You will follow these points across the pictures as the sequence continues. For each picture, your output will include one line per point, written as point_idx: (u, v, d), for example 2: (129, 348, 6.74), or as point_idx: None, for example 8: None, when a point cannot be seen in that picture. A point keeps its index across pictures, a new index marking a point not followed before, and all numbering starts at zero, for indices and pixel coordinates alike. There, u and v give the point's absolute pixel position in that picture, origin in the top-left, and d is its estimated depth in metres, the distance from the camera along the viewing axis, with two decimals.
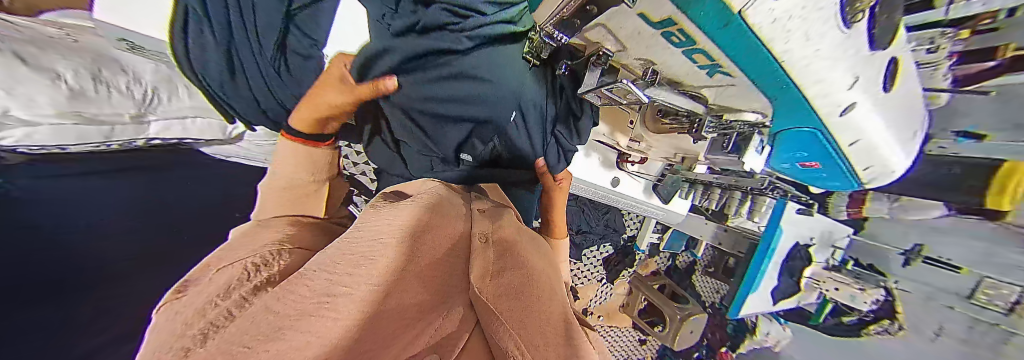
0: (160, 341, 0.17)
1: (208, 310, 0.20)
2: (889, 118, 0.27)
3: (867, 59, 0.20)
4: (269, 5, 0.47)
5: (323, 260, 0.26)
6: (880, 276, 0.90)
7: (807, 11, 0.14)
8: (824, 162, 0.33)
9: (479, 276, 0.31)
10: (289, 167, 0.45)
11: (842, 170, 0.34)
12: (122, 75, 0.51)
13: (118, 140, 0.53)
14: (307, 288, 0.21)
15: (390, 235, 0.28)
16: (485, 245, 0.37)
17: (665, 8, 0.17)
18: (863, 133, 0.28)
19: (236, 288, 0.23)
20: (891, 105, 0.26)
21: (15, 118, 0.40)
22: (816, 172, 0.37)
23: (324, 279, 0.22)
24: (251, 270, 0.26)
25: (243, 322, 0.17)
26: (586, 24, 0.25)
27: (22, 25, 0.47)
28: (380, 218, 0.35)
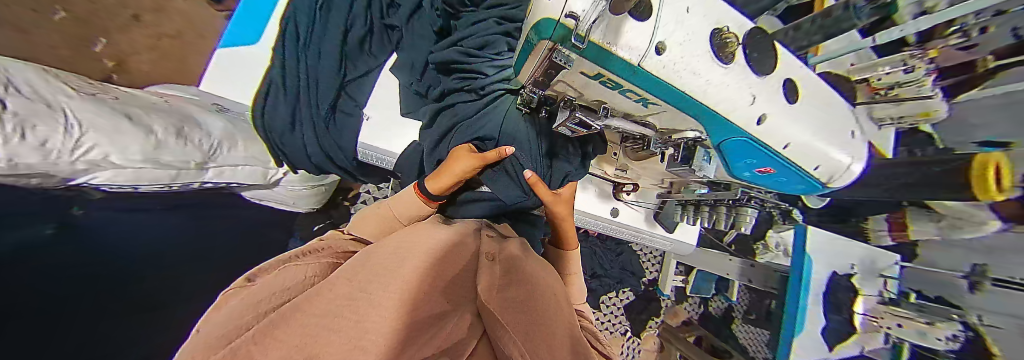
0: (208, 337, 0.19)
1: (247, 313, 0.23)
2: (831, 123, 0.27)
3: (758, 82, 0.22)
4: (327, 77, 0.62)
5: (342, 273, 0.29)
6: (954, 309, 0.73)
7: (683, 58, 0.20)
8: (783, 177, 0.29)
9: (487, 288, 0.32)
10: (377, 209, 0.54)
11: (814, 187, 0.30)
12: (198, 131, 0.63)
13: (179, 182, 0.60)
14: (329, 294, 0.24)
15: (407, 261, 0.31)
16: (491, 264, 0.39)
17: (593, 66, 0.21)
18: (825, 159, 0.27)
19: (268, 300, 0.26)
20: (815, 116, 0.26)
21: (111, 161, 0.46)
22: (787, 187, 0.32)
23: (348, 285, 0.26)
24: (293, 278, 0.31)
25: (276, 320, 0.20)
26: (550, 83, 0.29)
27: (134, 95, 0.61)
28: (392, 240, 0.39)
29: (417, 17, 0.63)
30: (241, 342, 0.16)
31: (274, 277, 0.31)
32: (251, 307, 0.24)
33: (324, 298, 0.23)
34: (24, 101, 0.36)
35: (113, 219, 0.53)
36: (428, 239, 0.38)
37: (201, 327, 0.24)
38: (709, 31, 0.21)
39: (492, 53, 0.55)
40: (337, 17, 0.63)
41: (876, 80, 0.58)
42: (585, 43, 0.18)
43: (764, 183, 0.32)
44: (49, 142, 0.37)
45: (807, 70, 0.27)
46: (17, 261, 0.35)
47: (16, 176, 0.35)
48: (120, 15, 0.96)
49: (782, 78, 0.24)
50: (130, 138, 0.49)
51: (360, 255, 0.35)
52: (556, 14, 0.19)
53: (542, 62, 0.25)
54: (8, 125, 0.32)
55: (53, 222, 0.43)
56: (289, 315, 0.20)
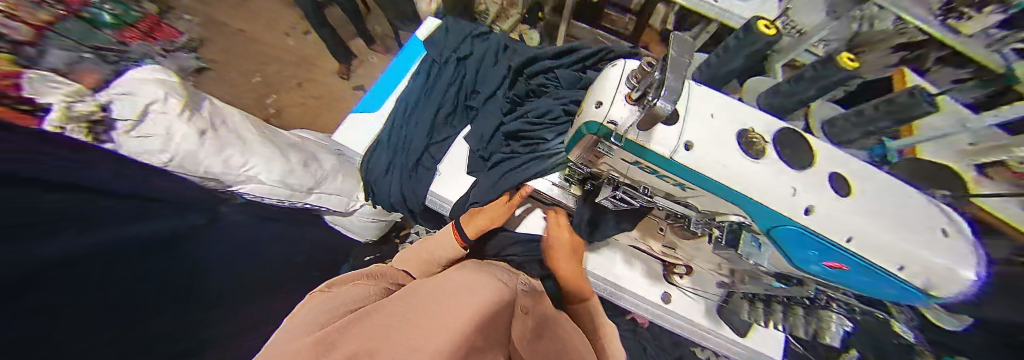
0: (314, 323, 0.28)
1: (337, 311, 0.31)
2: (906, 218, 0.23)
3: (794, 175, 0.23)
4: (418, 141, 0.80)
5: (400, 295, 0.36)
6: None
7: (714, 155, 0.23)
8: (862, 275, 0.24)
9: (517, 338, 0.34)
10: (432, 241, 0.62)
11: (915, 296, 0.24)
12: (315, 164, 0.87)
13: (294, 200, 0.83)
14: (388, 310, 0.31)
15: (453, 295, 0.36)
16: (524, 317, 0.40)
17: (632, 155, 0.26)
18: (912, 258, 0.22)
19: (352, 303, 0.34)
20: (875, 207, 0.23)
21: (257, 179, 0.73)
22: (872, 289, 0.26)
23: (396, 306, 0.32)
24: (366, 290, 0.39)
25: (352, 321, 0.27)
26: (594, 163, 0.34)
27: (283, 135, 0.90)
28: (439, 279, 0.43)
29: (492, 101, 0.81)
30: (324, 335, 0.24)
31: (341, 291, 0.37)
32: (342, 305, 0.33)
33: (385, 311, 0.30)
34: (221, 134, 0.70)
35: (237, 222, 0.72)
36: (465, 281, 0.41)
37: (300, 314, 0.32)
38: (736, 131, 0.24)
39: (550, 121, 0.70)
40: (433, 100, 0.84)
41: (1017, 163, 0.50)
42: (621, 140, 0.25)
43: (842, 282, 0.27)
44: (229, 158, 0.68)
45: (852, 161, 0.26)
46: (137, 256, 0.43)
47: (205, 178, 0.64)
48: (289, 84, 1.60)
49: (824, 173, 0.24)
50: (275, 164, 0.77)
51: (410, 286, 0.40)
52: (600, 119, 0.25)
53: (587, 147, 0.32)
54: (206, 148, 0.64)
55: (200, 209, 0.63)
56: (361, 319, 0.28)
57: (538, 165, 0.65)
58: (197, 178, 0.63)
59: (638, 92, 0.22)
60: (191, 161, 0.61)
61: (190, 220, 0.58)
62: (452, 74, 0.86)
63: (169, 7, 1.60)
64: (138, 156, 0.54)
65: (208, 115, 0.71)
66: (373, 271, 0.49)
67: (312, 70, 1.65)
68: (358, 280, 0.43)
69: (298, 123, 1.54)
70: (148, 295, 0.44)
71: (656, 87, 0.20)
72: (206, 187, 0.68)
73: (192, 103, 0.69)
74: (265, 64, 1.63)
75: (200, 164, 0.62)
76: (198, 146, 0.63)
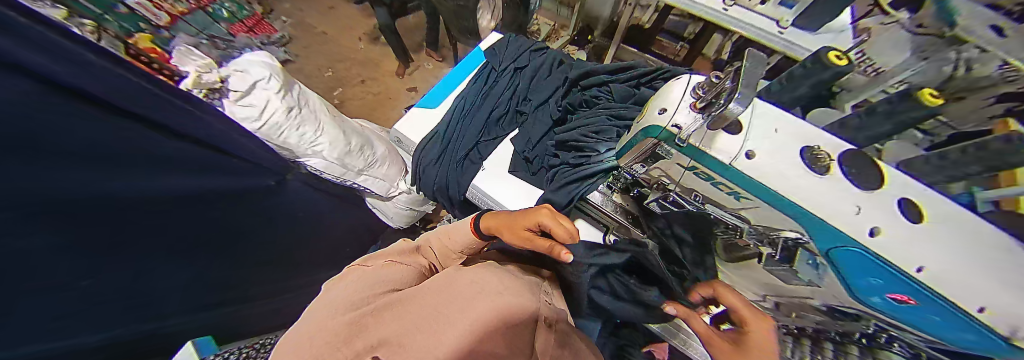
0: (356, 297, 0.40)
1: (374, 292, 0.41)
2: (986, 258, 0.22)
3: (859, 195, 0.23)
4: (467, 136, 0.85)
5: (425, 285, 0.43)
6: None
7: (776, 167, 0.24)
8: (934, 312, 0.23)
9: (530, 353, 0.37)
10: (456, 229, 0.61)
11: (995, 343, 0.21)
12: (371, 151, 0.97)
13: (344, 177, 0.94)
14: (407, 304, 0.39)
15: (469, 302, 0.39)
16: (546, 330, 0.42)
17: (688, 159, 0.28)
18: (986, 298, 0.20)
19: (386, 284, 0.43)
20: (952, 240, 0.22)
21: (321, 154, 0.85)
22: (946, 330, 0.24)
23: (419, 300, 0.40)
24: (401, 270, 0.48)
25: (375, 309, 0.38)
26: (647, 167, 0.36)
27: (351, 123, 1.03)
28: (471, 273, 0.46)
29: (543, 108, 0.86)
30: (354, 320, 0.35)
31: (376, 269, 0.46)
32: (376, 284, 0.43)
33: (404, 306, 0.39)
34: (306, 113, 0.80)
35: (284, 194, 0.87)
36: (488, 281, 0.45)
37: (354, 278, 0.44)
38: (799, 147, 0.25)
39: (606, 137, 0.69)
40: (488, 102, 0.89)
41: None
42: (685, 142, 0.26)
43: (907, 315, 0.25)
44: (304, 135, 0.79)
45: (929, 194, 0.25)
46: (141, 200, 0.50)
47: (283, 147, 0.79)
48: (355, 81, 1.83)
49: (891, 199, 0.24)
50: (338, 144, 0.86)
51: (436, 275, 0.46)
52: (664, 123, 0.28)
53: (643, 152, 0.33)
54: (291, 121, 0.75)
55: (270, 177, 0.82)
56: (381, 309, 0.38)
57: (587, 172, 0.65)
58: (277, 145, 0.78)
59: (704, 100, 0.24)
60: (276, 131, 0.74)
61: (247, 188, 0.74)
62: (508, 82, 0.92)
63: (275, 11, 1.95)
64: (242, 121, 0.70)
65: (298, 95, 0.81)
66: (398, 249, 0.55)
67: (378, 73, 1.87)
68: (397, 257, 0.51)
69: (357, 113, 1.75)
70: (169, 247, 0.59)
71: (727, 93, 0.21)
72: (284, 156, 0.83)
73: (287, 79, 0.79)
74: (338, 62, 1.89)
75: (281, 133, 0.75)
76: (285, 119, 0.74)
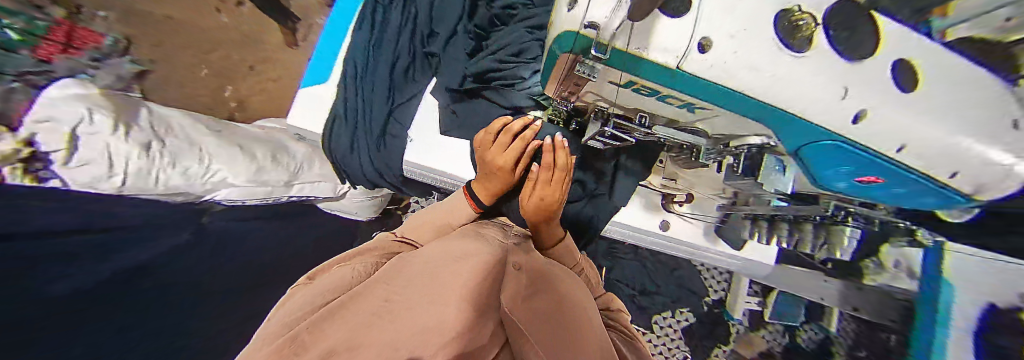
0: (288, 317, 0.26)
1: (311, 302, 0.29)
2: (971, 101, 0.20)
3: (846, 71, 0.17)
4: (379, 107, 0.71)
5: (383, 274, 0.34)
6: None
7: (741, 52, 0.17)
8: (900, 185, 0.23)
9: (516, 296, 0.30)
10: (436, 211, 0.57)
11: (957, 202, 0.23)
12: (287, 155, 0.79)
13: (273, 197, 0.75)
14: (371, 294, 0.28)
15: (448, 274, 0.31)
16: (519, 273, 0.37)
17: (620, 73, 0.20)
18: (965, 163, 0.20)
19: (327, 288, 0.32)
20: (943, 106, 0.20)
21: (230, 183, 0.64)
22: (912, 200, 0.25)
23: (385, 287, 0.29)
24: (346, 273, 0.37)
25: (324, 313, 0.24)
26: (579, 92, 0.28)
27: (245, 129, 0.80)
28: (430, 248, 0.42)
29: (454, 41, 0.70)
30: (300, 328, 0.22)
31: (327, 275, 0.37)
32: (310, 298, 0.30)
33: (364, 298, 0.27)
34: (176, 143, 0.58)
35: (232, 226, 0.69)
36: (460, 246, 0.41)
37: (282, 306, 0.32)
38: (777, 12, 0.17)
39: (528, 59, 0.61)
40: (387, 52, 0.72)
41: None
42: (607, 51, 0.18)
43: (865, 190, 0.26)
44: (189, 169, 0.57)
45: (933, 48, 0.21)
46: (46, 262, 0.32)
47: (169, 194, 0.55)
48: None
49: (889, 61, 0.18)
50: (242, 163, 0.66)
51: (393, 262, 0.39)
52: (576, 25, 0.19)
53: (567, 76, 0.25)
54: (162, 159, 0.54)
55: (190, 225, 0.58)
56: (335, 309, 0.25)
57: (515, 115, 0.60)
58: (158, 195, 0.54)
59: None
60: (150, 178, 0.51)
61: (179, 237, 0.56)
62: (401, 18, 0.74)
63: None
64: (91, 185, 0.44)
65: (152, 124, 0.57)
66: (366, 247, 0.47)
67: None
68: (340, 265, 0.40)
69: None
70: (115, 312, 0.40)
71: None
72: (177, 203, 0.59)
73: (124, 107, 0.56)
74: None
75: (156, 179, 0.52)
76: (151, 161, 0.52)
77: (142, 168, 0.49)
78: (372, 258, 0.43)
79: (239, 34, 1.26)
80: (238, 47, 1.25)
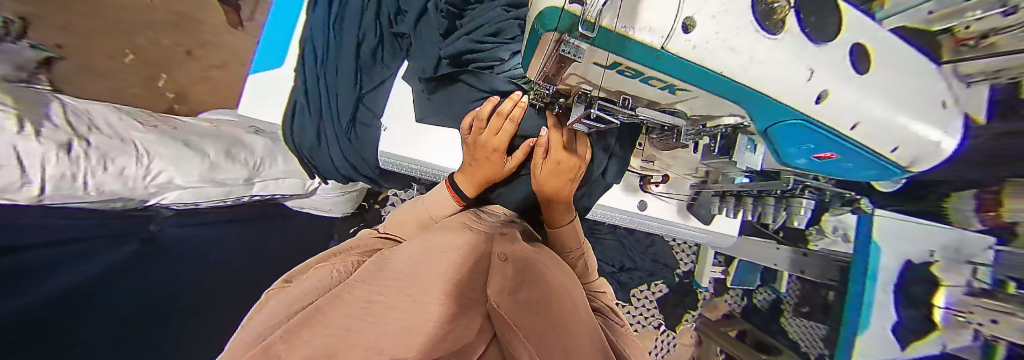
0: (260, 325, 0.25)
1: (293, 304, 0.28)
2: (915, 83, 0.22)
3: (813, 52, 0.18)
4: (347, 94, 0.66)
5: (366, 273, 0.32)
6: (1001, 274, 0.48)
7: (722, 32, 0.16)
8: (849, 161, 0.25)
9: (498, 292, 0.29)
10: (419, 206, 0.56)
11: (892, 172, 0.26)
12: (244, 151, 0.71)
13: (233, 196, 0.69)
14: (352, 295, 0.26)
15: (431, 274, 0.30)
16: (504, 264, 0.37)
17: (606, 55, 0.19)
18: (905, 137, 0.22)
19: (306, 295, 0.30)
20: (886, 85, 0.21)
21: (176, 185, 0.55)
22: (854, 174, 0.28)
23: (368, 287, 0.28)
24: (325, 273, 0.35)
25: (305, 314, 0.23)
26: (562, 76, 0.27)
27: (189, 123, 0.70)
28: (410, 245, 0.40)
29: (425, 21, 0.65)
30: (279, 330, 0.20)
31: (304, 279, 0.34)
32: (286, 305, 0.28)
33: (344, 300, 0.25)
34: (104, 138, 0.46)
35: (181, 235, 0.63)
36: (445, 240, 0.40)
37: (258, 313, 0.30)
38: None
39: (506, 37, 0.56)
40: (349, 31, 0.66)
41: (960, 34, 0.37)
42: (595, 29, 0.16)
43: (818, 169, 0.28)
44: (126, 171, 0.46)
45: (874, 28, 0.22)
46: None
47: (103, 201, 0.45)
48: None
49: (851, 43, 0.19)
50: (190, 162, 0.58)
51: (375, 259, 0.37)
52: (560, 1, 0.17)
53: (549, 57, 0.23)
54: (93, 160, 0.42)
55: (134, 239, 0.53)
56: (312, 313, 0.23)
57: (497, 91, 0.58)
58: (91, 203, 0.44)
59: None
60: (80, 183, 0.40)
61: (117, 253, 0.49)
62: None
63: None
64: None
65: (71, 117, 0.44)
66: (347, 245, 0.45)
67: None
68: (315, 267, 0.38)
69: None
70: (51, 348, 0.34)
71: None
72: (114, 212, 0.51)
73: (31, 100, 0.41)
74: None
75: (85, 184, 0.40)
76: (76, 161, 0.39)
77: (69, 170, 0.38)
78: (352, 257, 0.41)
79: (168, 12, 1.09)
80: (171, 29, 1.07)
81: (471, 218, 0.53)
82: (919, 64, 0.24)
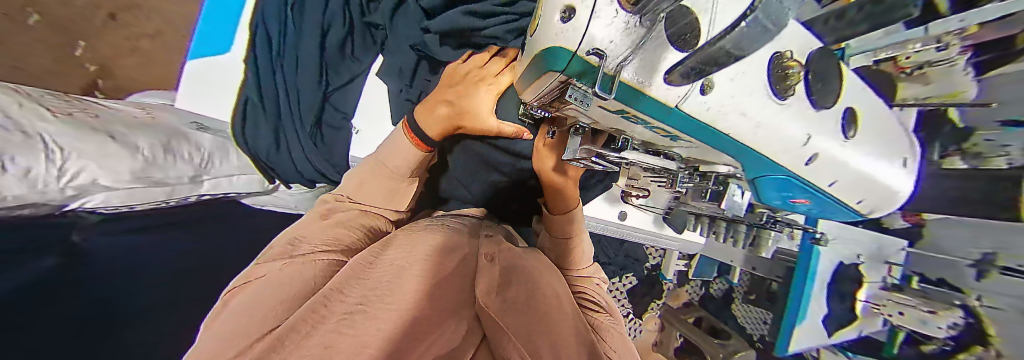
0: (214, 348, 0.22)
1: (258, 315, 0.25)
2: (887, 144, 0.24)
3: (815, 117, 0.18)
4: (310, 91, 0.61)
5: (342, 281, 0.29)
6: (954, 293, 0.50)
7: (736, 98, 0.15)
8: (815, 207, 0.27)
9: (486, 291, 0.29)
10: (385, 156, 0.51)
11: (851, 216, 0.29)
12: (186, 145, 0.62)
13: (177, 197, 0.60)
14: (330, 310, 0.24)
15: (414, 284, 0.28)
16: (490, 265, 0.36)
17: (615, 104, 0.17)
18: (869, 191, 0.24)
19: (273, 305, 0.26)
20: (866, 146, 0.22)
21: (101, 185, 0.47)
22: (821, 215, 0.30)
23: (344, 300, 0.26)
24: (295, 275, 0.32)
25: (276, 336, 0.21)
26: (558, 107, 0.25)
27: (113, 109, 0.59)
28: (396, 248, 0.38)
29: (401, 12, 0.58)
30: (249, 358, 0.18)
31: (275, 279, 0.31)
32: (252, 317, 0.25)
33: (321, 316, 0.23)
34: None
35: (114, 242, 0.55)
36: (425, 245, 0.38)
37: (210, 327, 0.27)
38: (770, 55, 0.15)
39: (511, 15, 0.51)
40: (311, 16, 0.58)
41: (903, 59, 0.35)
42: (613, 89, 0.15)
43: (791, 211, 0.29)
44: (32, 172, 0.38)
45: (862, 87, 0.23)
46: None
47: (7, 209, 0.38)
48: None
49: (843, 107, 0.20)
50: (117, 159, 0.49)
51: (355, 261, 0.34)
52: (572, 45, 0.14)
53: (547, 90, 0.21)
54: None
55: (52, 251, 0.46)
56: (285, 334, 0.21)
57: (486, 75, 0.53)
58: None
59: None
60: None
61: (33, 267, 0.43)
62: None
63: None
64: None
65: None
66: (318, 233, 0.41)
67: None
68: (283, 263, 0.34)
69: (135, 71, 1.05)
70: None
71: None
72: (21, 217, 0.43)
73: None
74: None
75: None
76: None
77: None
78: (325, 255, 0.37)
79: None
80: None
81: (441, 221, 0.51)
82: (892, 122, 0.25)
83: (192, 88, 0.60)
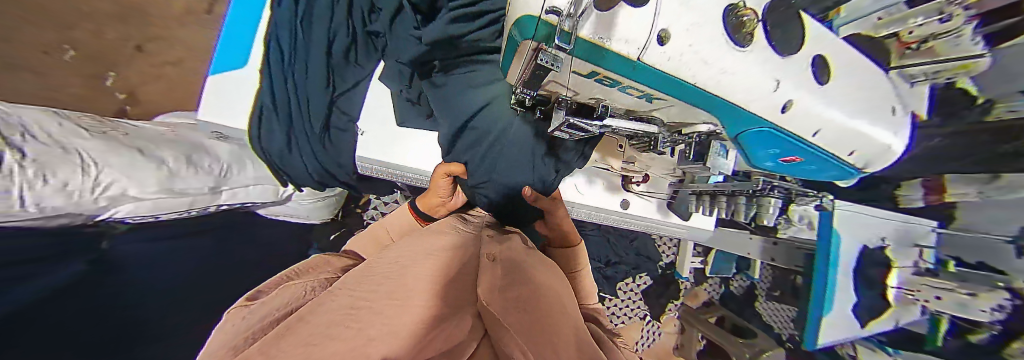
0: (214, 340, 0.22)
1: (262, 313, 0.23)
2: (869, 97, 0.25)
3: (781, 64, 0.20)
4: (320, 94, 0.65)
5: (349, 283, 0.28)
6: (997, 276, 0.62)
7: (694, 48, 0.18)
8: (812, 164, 0.27)
9: (489, 289, 0.28)
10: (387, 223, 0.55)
11: (849, 173, 0.29)
12: (207, 157, 0.66)
13: (197, 207, 0.64)
14: (334, 303, 0.22)
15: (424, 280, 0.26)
16: (492, 266, 0.35)
17: (586, 65, 0.20)
18: (861, 141, 0.25)
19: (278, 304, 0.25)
20: (839, 95, 0.23)
21: (131, 196, 0.50)
22: (817, 174, 0.30)
23: (351, 294, 0.24)
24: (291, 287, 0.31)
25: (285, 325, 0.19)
26: (542, 84, 0.26)
27: (142, 128, 0.64)
28: (396, 251, 0.37)
29: (401, 18, 0.61)
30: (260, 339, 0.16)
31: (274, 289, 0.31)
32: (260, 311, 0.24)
33: (327, 307, 0.21)
34: (41, 146, 0.40)
35: (138, 250, 0.57)
36: (431, 244, 0.37)
37: None
38: (722, 8, 0.18)
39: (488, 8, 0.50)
40: (318, 27, 0.62)
41: (906, 34, 0.41)
42: (572, 41, 0.17)
43: (785, 171, 0.31)
44: (70, 184, 0.41)
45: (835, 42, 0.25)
46: None
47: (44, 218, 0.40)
48: None
49: (810, 57, 0.22)
50: (144, 171, 0.52)
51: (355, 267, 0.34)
52: (535, 11, 0.17)
53: (529, 63, 0.22)
54: (31, 171, 0.37)
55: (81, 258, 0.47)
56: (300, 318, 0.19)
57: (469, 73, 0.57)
58: (33, 221, 0.39)
59: None
60: (16, 198, 0.35)
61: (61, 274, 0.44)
62: None
63: None
64: None
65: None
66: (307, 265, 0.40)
67: None
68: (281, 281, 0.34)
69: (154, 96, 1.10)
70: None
71: None
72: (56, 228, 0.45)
73: None
74: None
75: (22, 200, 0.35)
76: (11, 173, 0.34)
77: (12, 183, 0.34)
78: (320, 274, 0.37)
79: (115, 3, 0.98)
80: (121, 22, 0.98)
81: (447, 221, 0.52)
82: (874, 73, 0.27)
83: (215, 101, 0.66)
